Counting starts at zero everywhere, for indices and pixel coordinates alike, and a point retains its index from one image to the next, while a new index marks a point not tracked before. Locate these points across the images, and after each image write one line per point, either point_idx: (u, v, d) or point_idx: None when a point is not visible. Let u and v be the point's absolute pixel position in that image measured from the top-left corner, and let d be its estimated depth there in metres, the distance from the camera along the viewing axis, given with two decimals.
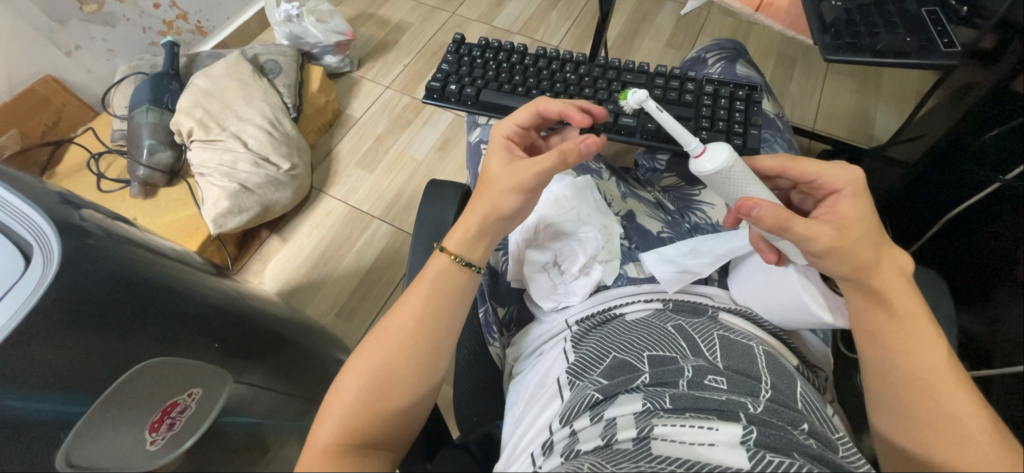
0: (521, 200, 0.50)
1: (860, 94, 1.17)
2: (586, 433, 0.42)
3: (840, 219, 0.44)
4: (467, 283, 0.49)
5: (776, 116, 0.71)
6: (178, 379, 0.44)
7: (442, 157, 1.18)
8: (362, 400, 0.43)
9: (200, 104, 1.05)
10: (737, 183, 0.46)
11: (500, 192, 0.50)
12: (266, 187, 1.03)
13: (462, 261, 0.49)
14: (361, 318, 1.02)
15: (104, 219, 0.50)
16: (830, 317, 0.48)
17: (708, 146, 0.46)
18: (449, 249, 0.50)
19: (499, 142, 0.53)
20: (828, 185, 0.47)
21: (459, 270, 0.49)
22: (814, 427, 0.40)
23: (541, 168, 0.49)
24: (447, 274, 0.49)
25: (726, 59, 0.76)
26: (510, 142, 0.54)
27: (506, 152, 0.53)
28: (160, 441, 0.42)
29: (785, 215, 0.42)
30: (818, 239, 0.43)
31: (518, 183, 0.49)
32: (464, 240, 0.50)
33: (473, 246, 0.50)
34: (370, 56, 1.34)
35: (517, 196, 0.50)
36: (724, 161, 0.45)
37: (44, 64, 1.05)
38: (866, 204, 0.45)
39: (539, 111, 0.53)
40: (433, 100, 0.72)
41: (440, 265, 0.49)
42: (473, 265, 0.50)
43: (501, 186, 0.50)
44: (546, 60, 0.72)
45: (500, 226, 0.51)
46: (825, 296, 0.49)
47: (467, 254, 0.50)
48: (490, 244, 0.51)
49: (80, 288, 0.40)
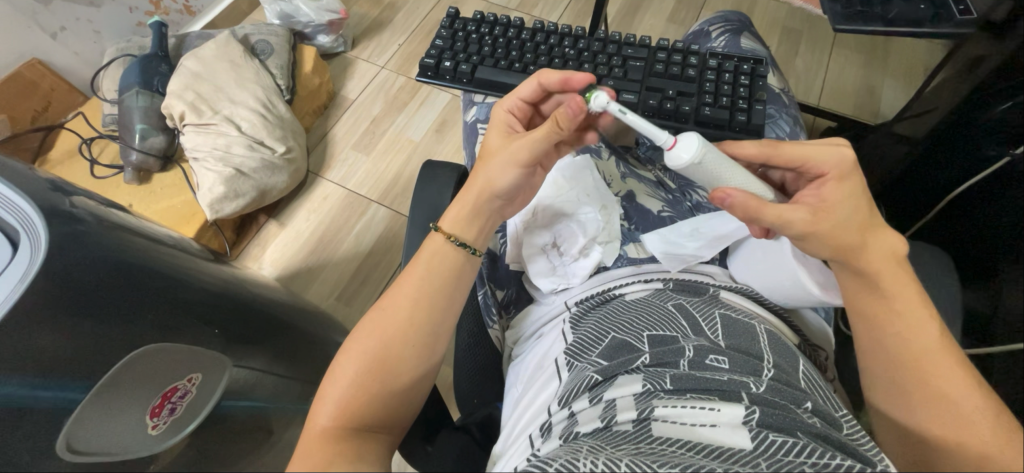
0: (518, 174, 0.49)
1: (867, 68, 1.14)
2: (585, 415, 0.41)
3: (826, 201, 0.43)
4: (464, 264, 0.49)
5: (782, 91, 0.69)
6: (176, 367, 0.45)
7: (439, 139, 1.16)
8: (360, 382, 0.43)
9: (191, 87, 1.03)
10: (713, 170, 0.44)
11: (496, 167, 0.49)
12: (262, 171, 1.01)
13: (457, 241, 0.48)
14: (361, 302, 1.02)
15: (97, 206, 0.49)
16: (823, 295, 0.48)
17: (679, 137, 0.43)
18: (444, 229, 0.49)
19: (499, 116, 0.53)
20: (815, 170, 0.44)
21: (453, 249, 0.48)
22: (817, 406, 0.39)
23: (536, 137, 0.48)
24: (441, 253, 0.48)
25: (730, 31, 0.74)
26: (511, 117, 0.53)
27: (507, 126, 0.52)
28: (161, 425, 0.44)
29: (755, 206, 0.41)
30: (796, 221, 0.42)
31: (515, 153, 0.48)
32: (459, 220, 0.49)
33: (466, 225, 0.49)
34: (364, 35, 1.30)
35: (513, 167, 0.48)
36: (696, 153, 0.43)
37: (29, 46, 1.02)
38: (851, 187, 0.43)
39: (540, 84, 0.51)
40: (427, 78, 0.70)
41: (434, 245, 0.48)
42: (469, 245, 0.49)
43: (498, 160, 0.49)
44: (545, 35, 0.70)
45: (495, 205, 0.50)
46: (819, 275, 0.49)
47: (462, 233, 0.49)
48: (485, 225, 0.50)
49: (75, 273, 0.40)
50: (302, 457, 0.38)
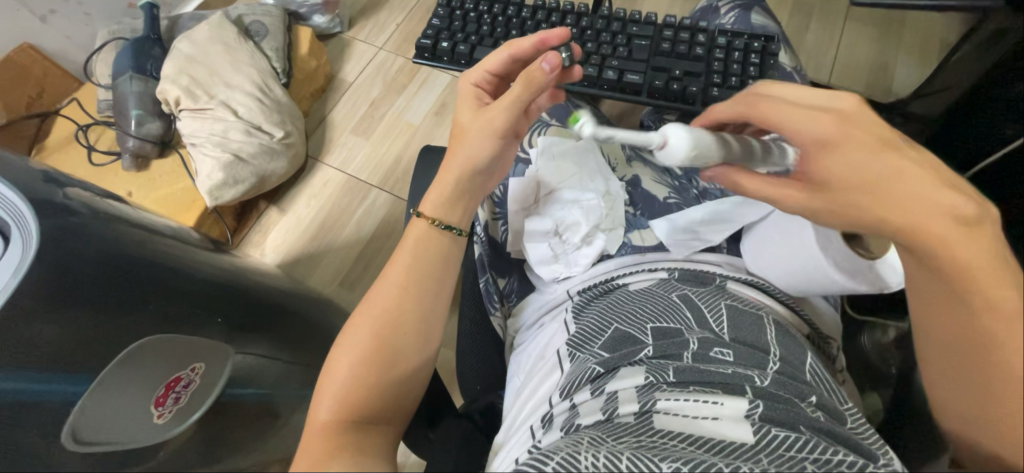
0: (495, 146, 0.48)
1: (881, 43, 1.09)
2: (586, 407, 0.41)
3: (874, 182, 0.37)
4: (450, 246, 0.48)
5: (794, 70, 0.66)
6: (179, 357, 0.46)
7: (439, 123, 1.14)
8: (358, 375, 0.42)
9: (185, 71, 1.01)
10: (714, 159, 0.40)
11: (473, 142, 0.48)
12: (260, 157, 1.00)
13: (441, 225, 0.48)
14: (364, 288, 1.03)
15: (92, 197, 0.49)
16: (849, 281, 0.47)
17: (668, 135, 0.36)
18: (426, 214, 0.48)
19: (467, 92, 0.51)
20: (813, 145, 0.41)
21: (439, 234, 0.48)
22: (822, 399, 0.39)
23: (510, 101, 0.46)
24: (427, 240, 0.48)
25: (740, 6, 0.70)
26: (480, 91, 0.51)
27: (478, 101, 0.50)
28: (166, 414, 0.44)
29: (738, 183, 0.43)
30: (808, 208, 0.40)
31: (490, 121, 0.47)
32: (439, 203, 0.48)
33: (451, 208, 0.49)
34: (361, 14, 1.26)
35: (489, 139, 0.47)
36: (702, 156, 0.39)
37: (20, 30, 1.00)
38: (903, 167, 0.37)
39: (510, 54, 0.50)
40: (424, 60, 0.68)
41: (419, 232, 0.48)
42: (453, 227, 0.48)
43: (474, 134, 0.48)
44: (546, 12, 0.67)
45: (478, 182, 0.50)
46: (848, 259, 0.46)
47: (446, 216, 0.48)
48: (469, 205, 0.50)
49: (68, 267, 0.39)
50: (305, 453, 0.38)
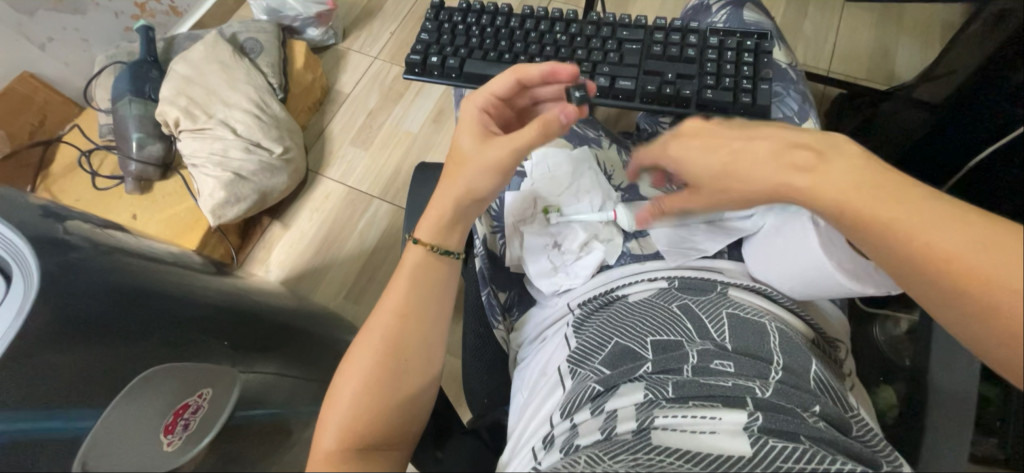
0: (498, 181, 0.47)
1: (881, 28, 1.08)
2: (586, 426, 0.41)
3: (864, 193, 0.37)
4: (448, 271, 0.49)
5: (790, 66, 0.65)
6: (185, 383, 0.41)
7: (437, 130, 1.14)
8: (358, 403, 0.42)
9: (183, 92, 1.02)
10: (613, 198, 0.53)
11: (476, 173, 0.47)
12: (261, 174, 1.01)
13: (439, 250, 0.48)
14: (369, 299, 1.03)
15: (92, 229, 0.49)
16: (854, 282, 0.45)
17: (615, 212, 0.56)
18: (422, 241, 0.48)
19: (471, 115, 0.50)
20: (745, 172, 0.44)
21: (437, 260, 0.48)
22: (825, 409, 0.38)
23: (520, 142, 0.46)
24: (426, 265, 0.48)
25: (733, 3, 0.70)
26: (483, 115, 0.51)
27: (481, 126, 0.50)
28: (176, 442, 0.38)
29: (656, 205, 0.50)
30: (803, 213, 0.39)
31: (497, 157, 0.46)
32: (437, 229, 0.48)
33: (448, 233, 0.49)
34: (354, 25, 1.26)
35: (493, 176, 0.47)
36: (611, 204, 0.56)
37: (19, 60, 1.01)
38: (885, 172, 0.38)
39: (517, 79, 0.50)
40: (415, 75, 0.67)
41: (416, 258, 0.48)
42: (451, 252, 0.49)
43: (478, 166, 0.47)
44: (535, 21, 0.67)
45: (474, 208, 0.49)
46: (851, 260, 0.45)
47: (444, 242, 0.49)
48: (466, 228, 0.50)
49: (71, 303, 0.40)
50: None
